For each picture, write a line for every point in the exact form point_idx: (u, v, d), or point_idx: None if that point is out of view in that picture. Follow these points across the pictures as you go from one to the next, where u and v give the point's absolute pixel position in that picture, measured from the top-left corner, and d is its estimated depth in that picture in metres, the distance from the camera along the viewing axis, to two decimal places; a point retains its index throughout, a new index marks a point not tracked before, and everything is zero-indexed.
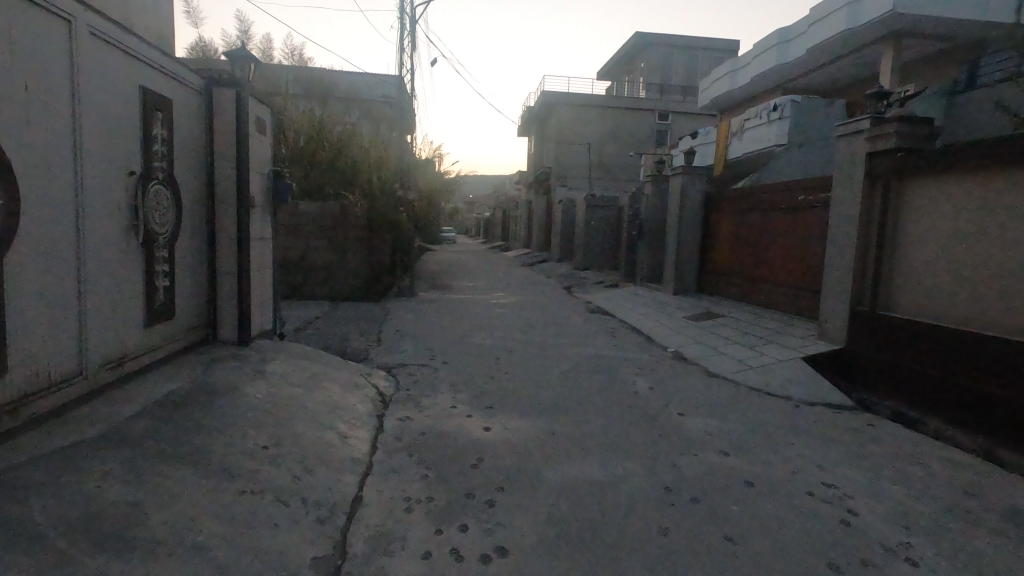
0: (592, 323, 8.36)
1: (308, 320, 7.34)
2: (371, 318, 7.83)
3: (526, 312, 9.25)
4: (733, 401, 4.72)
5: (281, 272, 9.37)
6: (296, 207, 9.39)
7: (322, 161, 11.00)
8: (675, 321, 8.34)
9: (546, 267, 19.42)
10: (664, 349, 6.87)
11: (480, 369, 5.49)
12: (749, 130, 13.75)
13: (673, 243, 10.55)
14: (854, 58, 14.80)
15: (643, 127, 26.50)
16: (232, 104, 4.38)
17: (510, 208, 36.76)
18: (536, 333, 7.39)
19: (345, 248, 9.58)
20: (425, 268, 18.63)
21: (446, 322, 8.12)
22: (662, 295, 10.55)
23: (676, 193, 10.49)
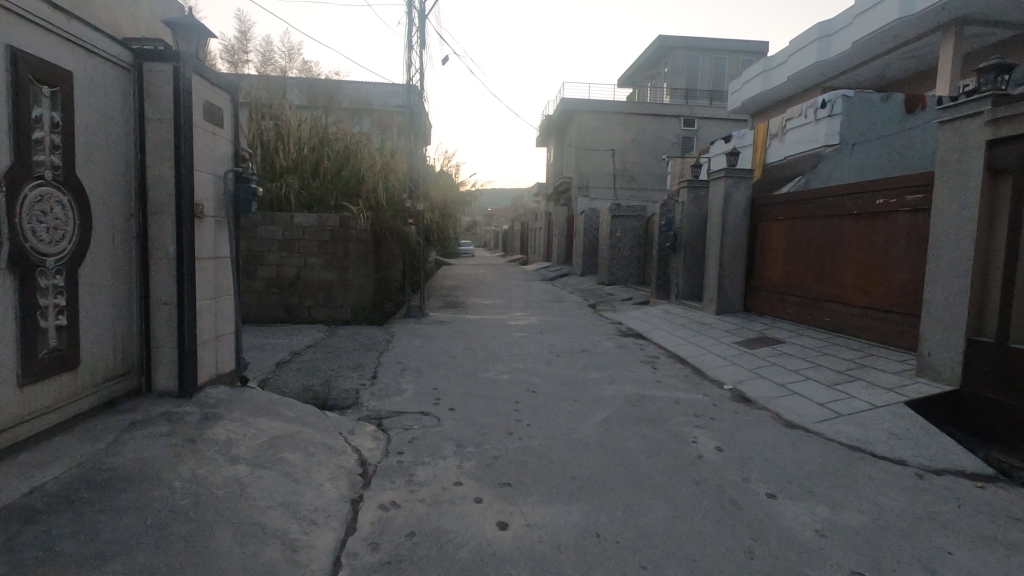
0: (626, 351, 7.20)
1: (294, 352, 6.30)
2: (370, 348, 6.77)
3: (549, 337, 8.11)
4: (831, 471, 3.53)
5: (274, 293, 8.39)
6: (290, 221, 8.41)
7: (324, 170, 10.05)
8: (724, 349, 7.09)
9: (567, 282, 18.27)
10: (717, 386, 5.65)
11: (494, 418, 4.38)
12: (792, 130, 12.50)
13: (714, 257, 9.32)
14: (905, 50, 13.53)
15: (668, 134, 25.36)
16: (169, 85, 3.37)
17: (528, 221, 35.73)
18: (562, 365, 6.26)
19: (345, 265, 8.58)
20: (439, 284, 17.62)
21: (458, 350, 7.06)
22: (703, 315, 9.31)
23: (717, 201, 9.28)
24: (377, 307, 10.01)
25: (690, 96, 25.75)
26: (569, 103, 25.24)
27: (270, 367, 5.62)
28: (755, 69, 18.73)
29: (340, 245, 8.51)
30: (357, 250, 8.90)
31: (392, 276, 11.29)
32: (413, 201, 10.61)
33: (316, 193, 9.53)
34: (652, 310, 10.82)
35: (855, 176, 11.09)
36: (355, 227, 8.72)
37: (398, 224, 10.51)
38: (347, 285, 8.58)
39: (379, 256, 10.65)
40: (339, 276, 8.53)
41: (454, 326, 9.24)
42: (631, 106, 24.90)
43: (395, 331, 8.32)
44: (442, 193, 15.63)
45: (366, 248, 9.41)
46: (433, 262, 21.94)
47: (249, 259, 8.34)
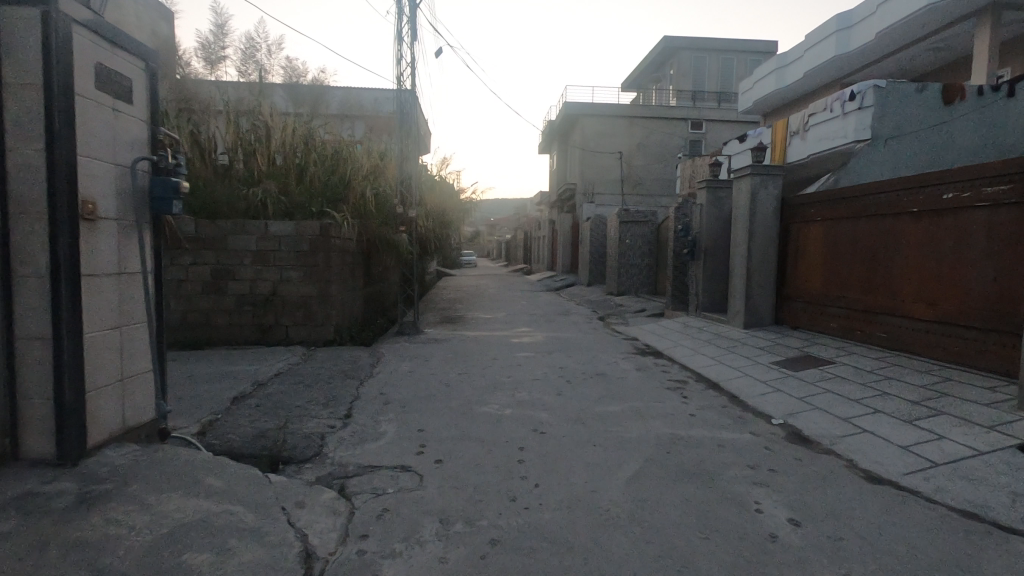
0: (647, 374, 6.22)
1: (259, 383, 5.35)
2: (350, 376, 5.81)
3: (557, 357, 7.17)
4: (960, 562, 2.54)
5: (247, 311, 7.47)
6: (263, 228, 7.49)
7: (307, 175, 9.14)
8: (761, 371, 6.10)
9: (574, 293, 17.31)
10: (763, 421, 4.67)
11: (492, 474, 3.41)
12: (815, 126, 11.56)
13: (741, 264, 8.35)
14: (934, 40, 12.63)
15: (675, 137, 24.53)
16: (35, 37, 2.45)
17: (532, 230, 34.85)
18: (575, 394, 5.30)
19: (327, 278, 7.63)
20: (439, 297, 16.71)
21: (453, 375, 6.10)
22: (728, 330, 8.34)
23: (742, 201, 8.31)
24: (364, 326, 9.03)
25: (697, 98, 24.94)
26: (572, 107, 24.46)
27: (224, 403, 4.67)
28: (767, 66, 17.83)
29: (321, 256, 7.56)
30: (340, 261, 7.95)
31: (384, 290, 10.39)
32: (406, 208, 9.69)
33: (297, 198, 8.63)
34: (670, 323, 9.83)
35: (890, 174, 10.13)
36: (338, 236, 7.80)
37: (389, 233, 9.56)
38: (329, 301, 7.63)
39: (369, 268, 9.74)
40: (320, 292, 7.58)
41: (451, 343, 8.29)
42: (636, 109, 24.09)
43: (383, 352, 7.37)
44: (440, 200, 14.76)
45: (352, 260, 8.48)
46: (433, 273, 21.07)
47: (219, 273, 7.43)
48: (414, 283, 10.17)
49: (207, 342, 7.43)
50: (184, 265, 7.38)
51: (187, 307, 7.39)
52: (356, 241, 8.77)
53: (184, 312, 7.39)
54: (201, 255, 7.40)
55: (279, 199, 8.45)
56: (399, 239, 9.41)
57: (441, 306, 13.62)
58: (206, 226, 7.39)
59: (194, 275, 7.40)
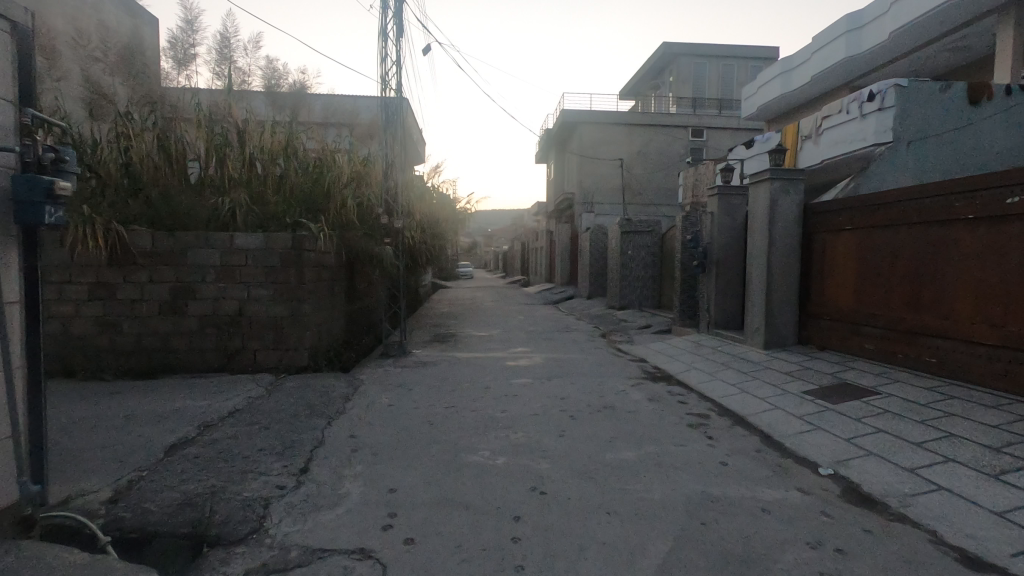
0: (663, 407, 5.43)
1: (208, 425, 4.54)
2: (319, 412, 5.00)
3: (558, 384, 6.37)
4: None
5: (209, 334, 6.65)
6: (228, 241, 6.68)
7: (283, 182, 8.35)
8: (793, 403, 5.30)
9: (574, 307, 16.52)
10: (810, 471, 3.86)
11: (478, 565, 2.60)
12: (830, 129, 10.85)
13: (759, 277, 7.58)
14: (953, 39, 11.98)
15: (676, 145, 23.93)
16: None
17: (529, 241, 34.12)
18: (580, 435, 4.52)
19: (300, 297, 6.81)
20: (432, 311, 15.90)
21: (440, 408, 5.30)
22: (746, 350, 7.55)
23: (761, 209, 7.56)
24: (345, 348, 8.22)
25: (698, 105, 24.36)
26: (569, 115, 23.82)
27: (157, 455, 3.85)
28: (772, 71, 17.22)
29: (294, 271, 6.77)
30: (316, 277, 7.15)
31: (367, 308, 9.59)
32: (392, 218, 8.92)
33: (272, 208, 7.84)
34: (679, 341, 9.05)
35: (914, 179, 9.41)
36: (313, 250, 7.01)
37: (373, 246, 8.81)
38: (303, 321, 6.82)
39: (351, 284, 8.95)
40: (292, 312, 6.78)
41: (440, 367, 7.51)
42: (636, 116, 23.48)
43: (363, 379, 6.57)
44: (431, 211, 14.00)
45: (330, 276, 7.69)
46: (426, 286, 20.26)
47: (179, 291, 6.62)
48: (401, 300, 9.37)
49: (165, 370, 6.60)
50: (138, 284, 6.57)
51: (142, 330, 6.58)
52: (335, 255, 7.97)
53: (138, 336, 6.57)
54: (158, 271, 6.60)
55: (251, 209, 7.67)
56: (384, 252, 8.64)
57: (433, 323, 12.82)
58: (164, 238, 6.60)
59: (150, 295, 6.59)
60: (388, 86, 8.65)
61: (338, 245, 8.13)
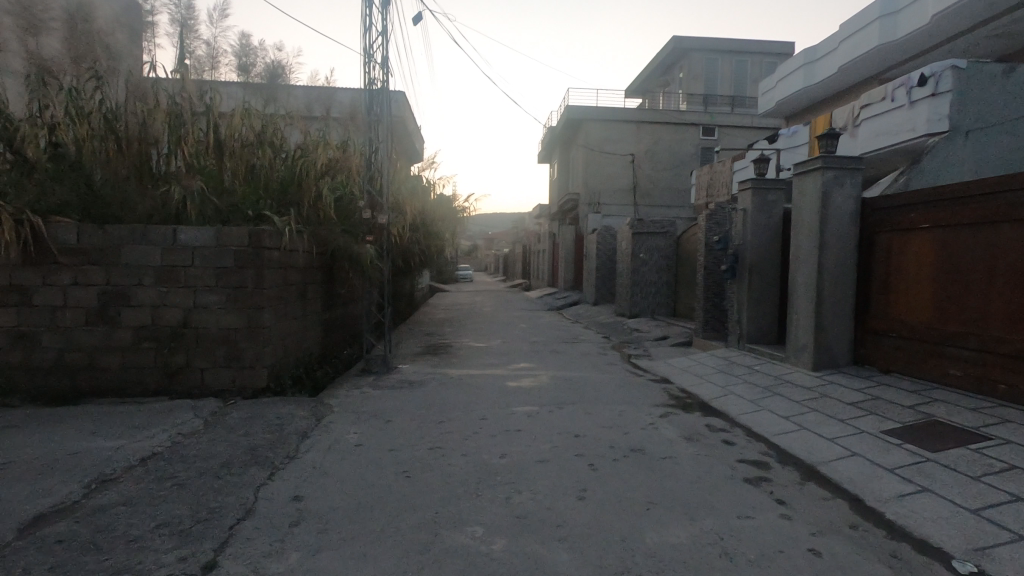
0: (707, 451, 4.27)
1: (105, 480, 3.38)
2: (262, 458, 3.84)
3: (571, 413, 5.22)
4: None
5: (147, 348, 5.49)
6: (170, 236, 5.52)
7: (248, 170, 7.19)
8: (875, 448, 4.11)
9: (581, 313, 15.40)
10: (941, 569, 2.70)
11: None
12: (869, 119, 9.71)
13: (807, 285, 6.42)
14: (1002, 23, 10.85)
15: (686, 144, 22.85)
16: None
17: (532, 242, 33.03)
18: (607, 498, 3.35)
19: (256, 304, 5.64)
20: (429, 316, 14.78)
21: (421, 450, 4.15)
22: (791, 372, 6.37)
23: (808, 205, 6.40)
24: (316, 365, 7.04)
25: (709, 102, 23.29)
26: (574, 111, 22.67)
27: (6, 536, 2.70)
28: (794, 63, 16.08)
29: (250, 273, 5.60)
30: (279, 282, 6.00)
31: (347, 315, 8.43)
32: (376, 214, 7.76)
33: (233, 200, 6.69)
34: (705, 357, 7.88)
35: (972, 175, 8.26)
36: (274, 247, 5.85)
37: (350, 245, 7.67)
38: (260, 334, 5.64)
39: (326, 289, 7.79)
40: (248, 322, 5.61)
41: (429, 388, 6.35)
42: (644, 113, 22.38)
43: (332, 405, 5.41)
44: (426, 209, 12.89)
45: (297, 279, 6.53)
46: (422, 290, 19.15)
47: (109, 296, 5.46)
48: (386, 308, 8.19)
49: (92, 391, 5.44)
50: (61, 287, 5.42)
51: (65, 343, 5.41)
52: (305, 254, 6.80)
53: (60, 351, 5.41)
54: (84, 272, 5.44)
55: (208, 199, 6.52)
56: (364, 252, 7.42)
57: (427, 331, 11.66)
58: (92, 232, 5.45)
59: (75, 301, 5.43)
60: (372, 60, 7.50)
61: (310, 243, 6.98)
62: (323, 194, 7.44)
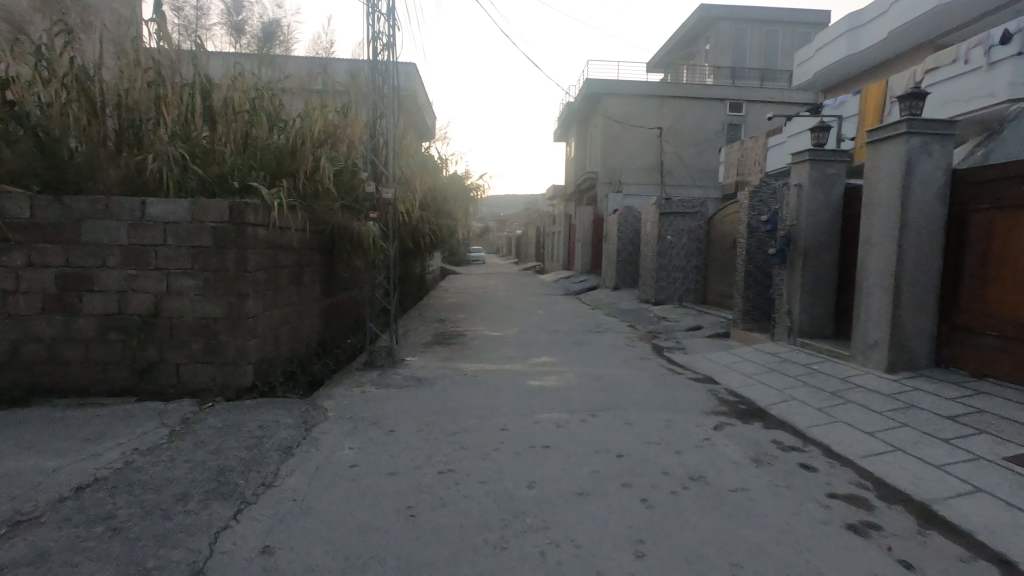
0: (786, 481, 3.41)
1: (21, 522, 2.60)
2: (230, 486, 3.05)
3: (608, 424, 4.40)
4: None
5: (113, 340, 4.73)
6: (137, 209, 4.71)
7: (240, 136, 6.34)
8: (1005, 483, 3.23)
9: (601, 299, 14.53)
10: None
11: None
12: (935, 85, 8.64)
13: (881, 273, 5.49)
14: None
15: (712, 121, 21.68)
16: None
17: (546, 224, 32.05)
18: (673, 558, 2.53)
19: (238, 291, 4.83)
20: (441, 301, 14.02)
21: (429, 476, 3.36)
22: (860, 374, 5.46)
23: (887, 178, 5.44)
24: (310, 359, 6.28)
25: (737, 76, 21.98)
26: (593, 85, 21.53)
27: None
28: (835, 29, 14.82)
29: (231, 253, 4.78)
30: (267, 264, 5.18)
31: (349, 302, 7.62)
32: (381, 188, 6.89)
33: (219, 169, 5.86)
34: (750, 353, 6.98)
35: None
36: (259, 224, 5.01)
37: (350, 222, 6.81)
38: (242, 325, 4.85)
39: (325, 273, 6.97)
40: (229, 311, 4.81)
41: (439, 386, 5.55)
42: (668, 87, 21.19)
43: (327, 410, 4.62)
44: (438, 186, 12.02)
45: (289, 261, 5.70)
46: (433, 272, 18.35)
47: (69, 280, 4.69)
48: (392, 294, 7.34)
49: (51, 389, 4.71)
50: (14, 269, 4.66)
51: (20, 333, 4.68)
52: (299, 232, 5.96)
53: (14, 343, 4.67)
54: (40, 251, 4.67)
55: (190, 169, 5.69)
56: (366, 232, 6.55)
57: (439, 318, 10.87)
58: (48, 204, 4.66)
59: (30, 285, 4.67)
60: (376, 10, 6.57)
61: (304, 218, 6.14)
62: (322, 164, 6.57)
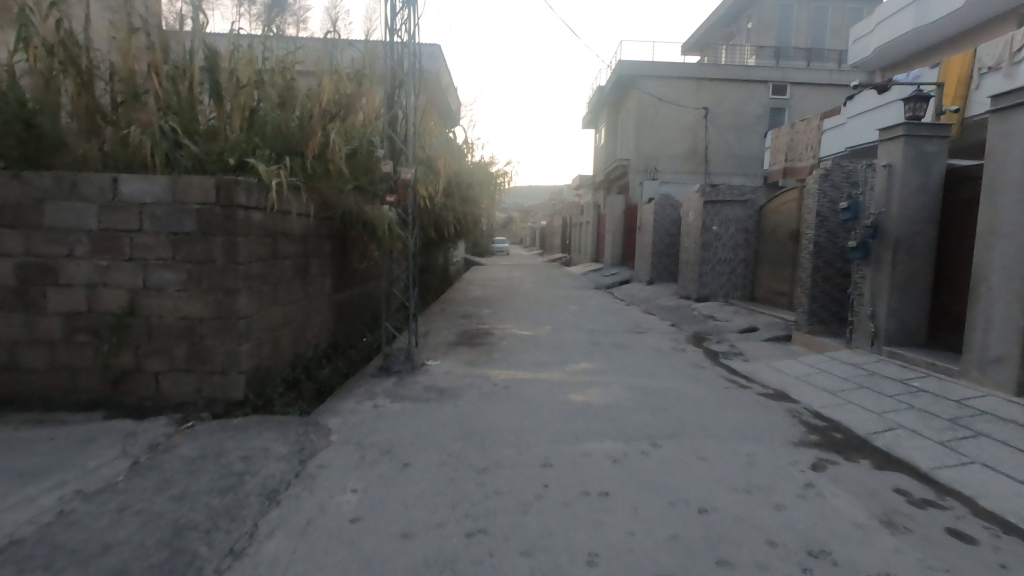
0: (938, 559, 2.49)
1: None
2: (185, 557, 2.27)
3: (677, 460, 3.51)
4: None
5: (82, 343, 4.00)
6: (108, 188, 3.95)
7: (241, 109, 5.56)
8: None
9: (636, 295, 13.58)
10: None
11: None
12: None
13: (1007, 271, 4.45)
14: None
15: (753, 105, 20.38)
16: None
17: (573, 215, 31.04)
18: None
19: (226, 286, 4.03)
20: (465, 295, 13.24)
21: (452, 540, 2.52)
22: (981, 394, 4.45)
23: (1020, 154, 4.39)
24: (317, 365, 5.49)
25: (781, 56, 20.66)
26: (627, 67, 20.36)
27: None
28: (900, 0, 13.45)
29: (219, 239, 3.99)
30: (263, 254, 4.38)
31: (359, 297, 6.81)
32: (399, 167, 6.00)
33: (214, 145, 5.09)
34: (825, 362, 5.98)
35: None
36: (252, 207, 4.20)
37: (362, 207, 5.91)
38: (232, 326, 4.06)
39: (336, 266, 6.16)
40: (217, 309, 4.03)
41: (465, 400, 4.72)
42: (706, 69, 19.92)
43: (330, 432, 3.82)
44: (463, 171, 11.19)
45: (290, 251, 4.89)
46: (456, 264, 17.61)
47: (32, 271, 3.97)
48: (412, 289, 6.50)
49: (13, 401, 4.01)
50: None
51: None
52: (303, 218, 5.14)
53: None
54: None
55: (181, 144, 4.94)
56: (380, 218, 5.65)
57: (463, 314, 10.07)
58: (7, 181, 3.94)
59: None
60: None
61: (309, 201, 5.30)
62: (332, 140, 5.73)
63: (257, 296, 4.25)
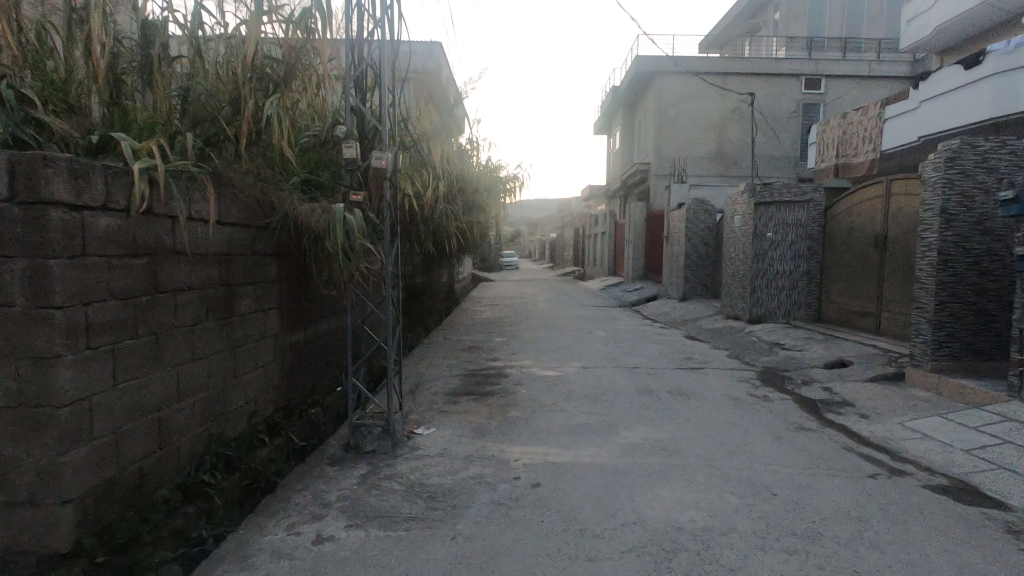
0: None
1: None
2: None
3: None
4: None
5: None
6: None
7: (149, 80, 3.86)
8: None
9: (670, 315, 11.73)
10: None
11: None
12: None
13: None
14: None
15: (784, 100, 18.59)
16: None
17: (586, 226, 29.30)
18: None
19: (32, 350, 2.23)
20: (473, 320, 11.44)
21: None
22: None
23: None
24: (246, 449, 3.65)
25: (813, 48, 18.97)
26: (645, 63, 18.66)
27: None
28: None
29: (16, 265, 2.20)
30: (119, 289, 2.57)
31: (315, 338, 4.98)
32: (370, 151, 4.10)
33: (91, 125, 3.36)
34: (998, 427, 4.07)
35: None
36: (91, 207, 2.40)
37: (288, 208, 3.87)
38: (39, 420, 2.23)
39: (280, 298, 4.34)
40: (18, 392, 2.24)
41: (467, 519, 2.88)
42: (733, 63, 18.18)
43: None
44: (468, 174, 9.46)
45: (186, 281, 3.08)
46: (462, 281, 15.89)
47: None
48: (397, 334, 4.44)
49: None
50: None
51: None
52: (212, 228, 3.32)
53: None
54: None
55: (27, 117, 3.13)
56: (331, 219, 3.63)
57: (469, 346, 8.26)
58: None
59: None
60: None
61: (225, 199, 3.49)
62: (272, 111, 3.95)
63: (98, 361, 2.43)
